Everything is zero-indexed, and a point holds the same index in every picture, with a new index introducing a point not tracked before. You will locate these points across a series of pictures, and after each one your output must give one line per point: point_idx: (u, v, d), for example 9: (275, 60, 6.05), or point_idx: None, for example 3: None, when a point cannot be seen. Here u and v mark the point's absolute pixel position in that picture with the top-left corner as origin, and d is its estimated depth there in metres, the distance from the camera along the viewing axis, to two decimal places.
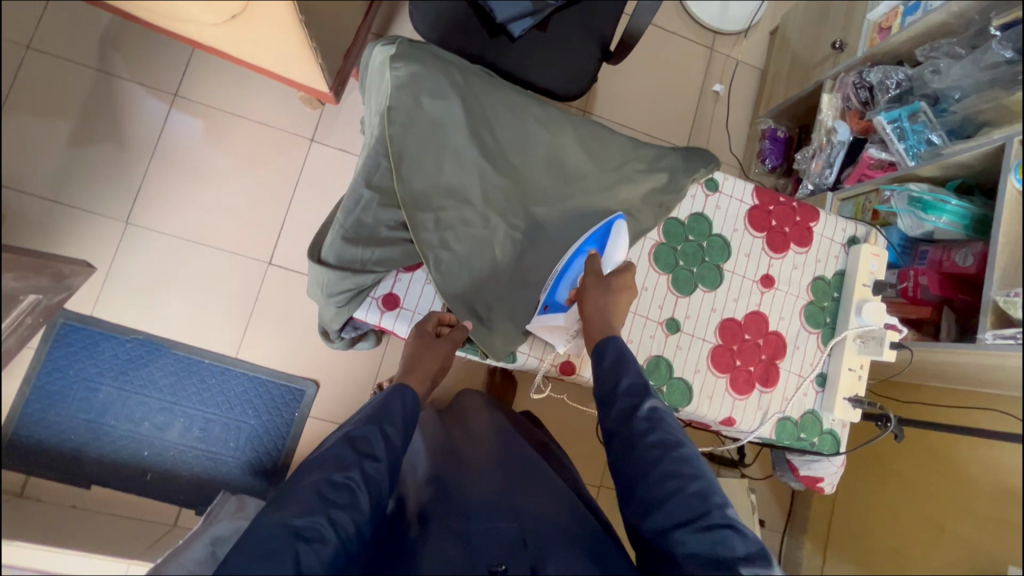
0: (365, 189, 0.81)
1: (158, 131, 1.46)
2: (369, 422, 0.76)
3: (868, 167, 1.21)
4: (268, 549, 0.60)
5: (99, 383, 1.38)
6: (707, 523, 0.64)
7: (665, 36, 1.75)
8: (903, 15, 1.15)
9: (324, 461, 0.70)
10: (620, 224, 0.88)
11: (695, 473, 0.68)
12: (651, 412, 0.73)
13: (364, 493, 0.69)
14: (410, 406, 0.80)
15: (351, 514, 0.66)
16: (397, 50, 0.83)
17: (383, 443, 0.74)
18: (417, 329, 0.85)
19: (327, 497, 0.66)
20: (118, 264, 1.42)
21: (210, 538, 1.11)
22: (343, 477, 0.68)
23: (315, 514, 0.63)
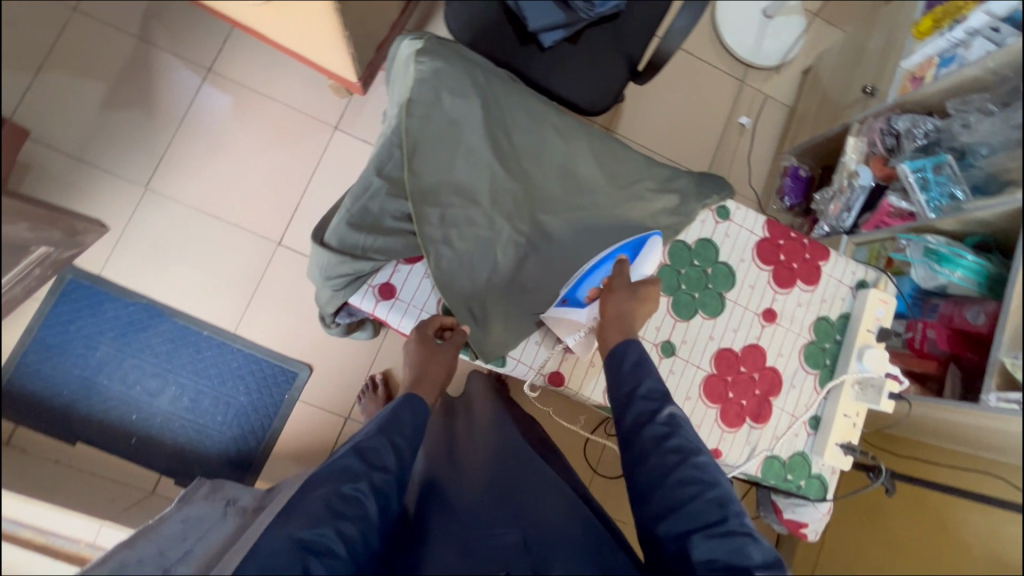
0: (375, 176, 0.83)
1: (188, 103, 1.48)
2: (380, 432, 0.78)
3: (887, 215, 1.18)
4: (276, 561, 0.62)
5: (98, 343, 1.40)
6: (723, 532, 0.64)
7: (696, 63, 1.75)
8: (939, 67, 1.15)
9: (332, 473, 0.73)
10: (656, 239, 0.88)
11: (712, 481, 0.68)
12: (669, 418, 0.73)
13: (373, 504, 0.71)
14: (419, 417, 0.83)
15: (359, 525, 0.69)
16: (424, 45, 0.85)
17: (393, 455, 0.77)
18: (417, 334, 0.86)
19: (337, 509, 0.68)
20: (132, 228, 1.44)
21: (187, 516, 1.05)
22: (352, 488, 0.71)
23: (323, 526, 0.66)
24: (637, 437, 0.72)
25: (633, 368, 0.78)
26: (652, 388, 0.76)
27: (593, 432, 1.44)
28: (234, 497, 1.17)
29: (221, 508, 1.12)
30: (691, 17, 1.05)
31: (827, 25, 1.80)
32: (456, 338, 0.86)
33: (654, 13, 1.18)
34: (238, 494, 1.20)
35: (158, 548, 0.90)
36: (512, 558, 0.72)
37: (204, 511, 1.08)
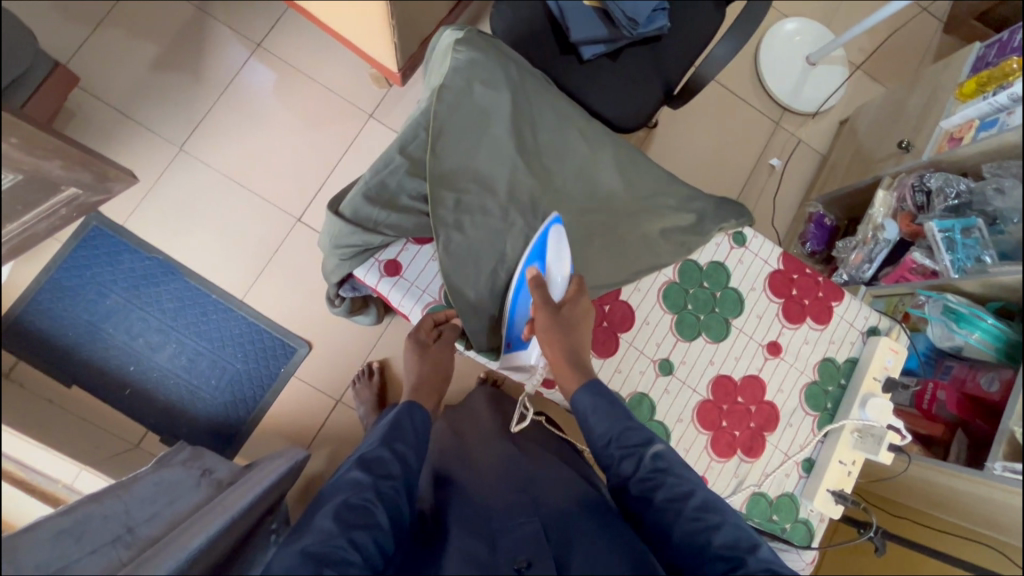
0: (397, 153, 0.84)
1: (233, 73, 1.53)
2: (382, 443, 0.76)
3: (909, 271, 1.16)
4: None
5: (109, 291, 1.43)
6: (747, 572, 0.63)
7: (733, 99, 1.76)
8: (978, 129, 1.14)
9: (340, 488, 0.69)
10: (557, 230, 0.84)
11: (719, 520, 0.67)
12: (656, 463, 0.71)
13: (383, 513, 0.68)
14: (419, 424, 0.82)
15: (371, 532, 0.64)
16: (463, 35, 0.87)
17: (398, 462, 0.75)
18: (413, 340, 0.89)
19: (345, 520, 0.64)
20: (161, 185, 1.48)
21: (158, 479, 1.16)
22: (360, 499, 0.67)
23: (336, 539, 0.62)
24: (635, 494, 0.70)
25: (598, 420, 0.75)
26: (630, 433, 0.74)
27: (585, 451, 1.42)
28: (210, 467, 1.28)
29: (196, 476, 1.22)
30: (732, 45, 1.06)
31: (869, 78, 1.80)
32: (449, 334, 0.89)
33: (695, 41, 1.19)
34: (215, 464, 1.30)
35: (125, 507, 1.03)
36: (534, 548, 0.66)
37: (179, 477, 1.19)
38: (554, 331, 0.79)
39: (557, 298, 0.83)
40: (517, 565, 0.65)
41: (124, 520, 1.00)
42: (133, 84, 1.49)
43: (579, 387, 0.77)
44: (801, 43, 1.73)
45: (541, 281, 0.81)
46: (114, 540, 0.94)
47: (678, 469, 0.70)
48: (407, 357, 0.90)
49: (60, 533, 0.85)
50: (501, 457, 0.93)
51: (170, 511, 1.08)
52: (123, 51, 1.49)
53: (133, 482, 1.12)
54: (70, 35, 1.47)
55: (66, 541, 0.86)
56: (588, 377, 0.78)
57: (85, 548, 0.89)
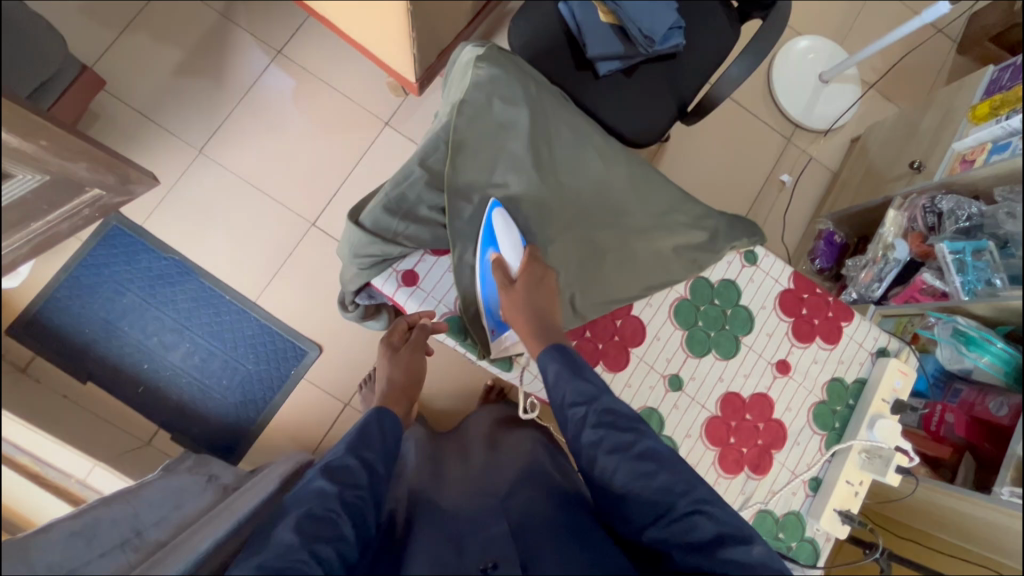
0: (418, 166, 0.86)
1: (253, 79, 1.56)
2: (348, 451, 0.76)
3: (918, 291, 1.16)
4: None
5: (126, 290, 1.45)
6: (676, 515, 0.64)
7: (746, 115, 1.77)
8: (990, 152, 1.15)
9: (304, 498, 0.70)
10: (499, 212, 0.85)
11: (656, 468, 0.67)
12: (601, 415, 0.71)
13: (348, 523, 0.68)
14: (388, 430, 0.82)
15: (335, 545, 0.65)
16: (484, 52, 0.89)
17: (365, 471, 0.75)
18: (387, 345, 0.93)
19: (308, 532, 0.65)
20: (180, 187, 1.51)
21: (166, 487, 1.15)
22: (323, 510, 0.68)
23: (298, 552, 0.62)
24: (579, 446, 0.71)
25: (555, 378, 0.75)
26: (580, 389, 0.73)
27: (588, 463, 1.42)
28: (216, 473, 1.29)
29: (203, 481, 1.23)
30: (746, 65, 1.07)
31: (881, 98, 1.81)
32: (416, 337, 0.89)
33: (710, 59, 1.21)
34: (220, 471, 1.30)
35: (133, 510, 1.03)
36: (503, 550, 0.66)
37: (184, 482, 1.19)
38: (517, 310, 0.80)
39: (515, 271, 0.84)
40: (484, 565, 0.64)
41: (133, 524, 1.01)
42: (157, 87, 1.52)
43: (542, 354, 0.77)
44: (814, 61, 1.74)
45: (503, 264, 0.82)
46: (122, 544, 0.95)
47: (622, 421, 0.70)
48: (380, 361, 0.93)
49: (71, 535, 0.90)
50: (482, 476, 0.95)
51: (177, 515, 1.08)
52: (149, 55, 1.53)
53: (142, 486, 1.12)
54: (98, 39, 1.51)
55: (78, 544, 0.89)
56: (549, 342, 0.78)
57: (95, 551, 0.90)
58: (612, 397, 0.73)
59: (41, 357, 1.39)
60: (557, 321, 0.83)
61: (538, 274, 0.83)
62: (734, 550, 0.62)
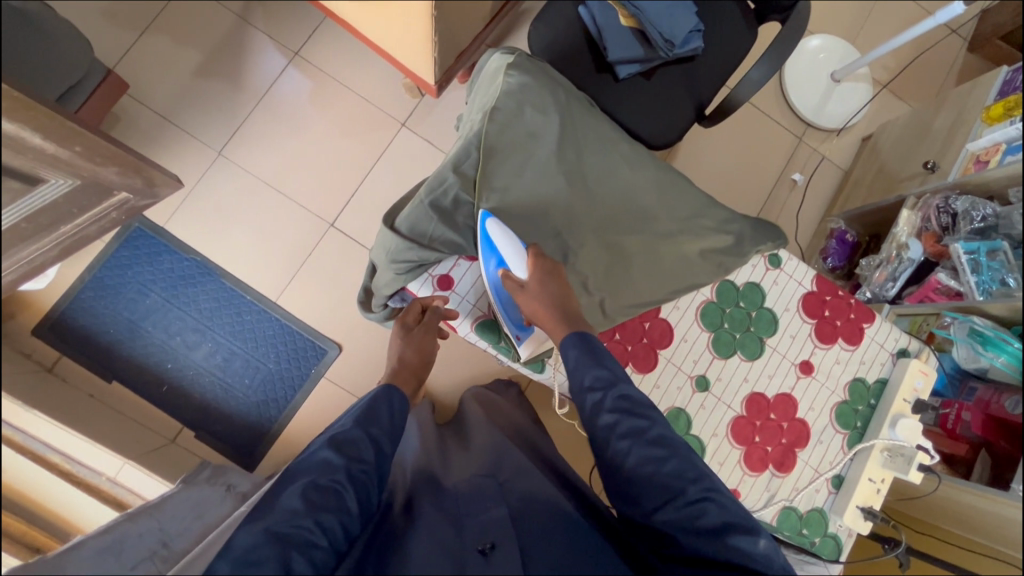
0: (451, 173, 0.88)
1: (270, 81, 1.57)
2: (355, 425, 0.78)
3: (933, 290, 1.17)
4: (249, 558, 0.61)
5: (149, 290, 1.47)
6: (687, 500, 0.65)
7: (759, 115, 1.78)
8: (1004, 153, 1.16)
9: (310, 467, 0.72)
10: (493, 223, 0.84)
11: (668, 454, 0.67)
12: (619, 400, 0.71)
13: (352, 496, 0.70)
14: (396, 408, 0.83)
15: (339, 516, 0.68)
16: (514, 59, 0.92)
17: (371, 448, 0.77)
18: (400, 324, 0.94)
19: (314, 502, 0.67)
20: (200, 188, 1.53)
21: (188, 498, 1.17)
22: (328, 481, 0.70)
23: (302, 520, 0.65)
24: (595, 428, 0.71)
25: (574, 365, 0.75)
26: (599, 375, 0.73)
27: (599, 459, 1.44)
28: (233, 483, 1.30)
29: (222, 492, 1.24)
30: (766, 69, 1.08)
31: (893, 98, 1.82)
32: (433, 319, 0.92)
33: (729, 62, 1.22)
34: (237, 481, 1.31)
35: (158, 523, 1.06)
36: (501, 529, 0.70)
37: (204, 494, 1.21)
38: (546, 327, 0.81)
39: (522, 277, 0.84)
40: (482, 546, 0.68)
41: (161, 535, 1.02)
42: (177, 89, 1.53)
43: (562, 339, 0.78)
44: (826, 61, 1.74)
45: (508, 274, 0.82)
46: (151, 555, 0.95)
47: (639, 406, 0.69)
48: (393, 339, 0.94)
49: (102, 551, 0.89)
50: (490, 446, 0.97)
51: (201, 524, 1.09)
52: (168, 58, 1.54)
53: (164, 500, 1.14)
54: (119, 40, 1.52)
55: (110, 559, 0.88)
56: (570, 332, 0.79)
57: (127, 565, 0.89)
58: (628, 383, 0.73)
59: (67, 357, 1.42)
60: (576, 309, 0.84)
61: (548, 268, 0.84)
62: (739, 540, 0.63)
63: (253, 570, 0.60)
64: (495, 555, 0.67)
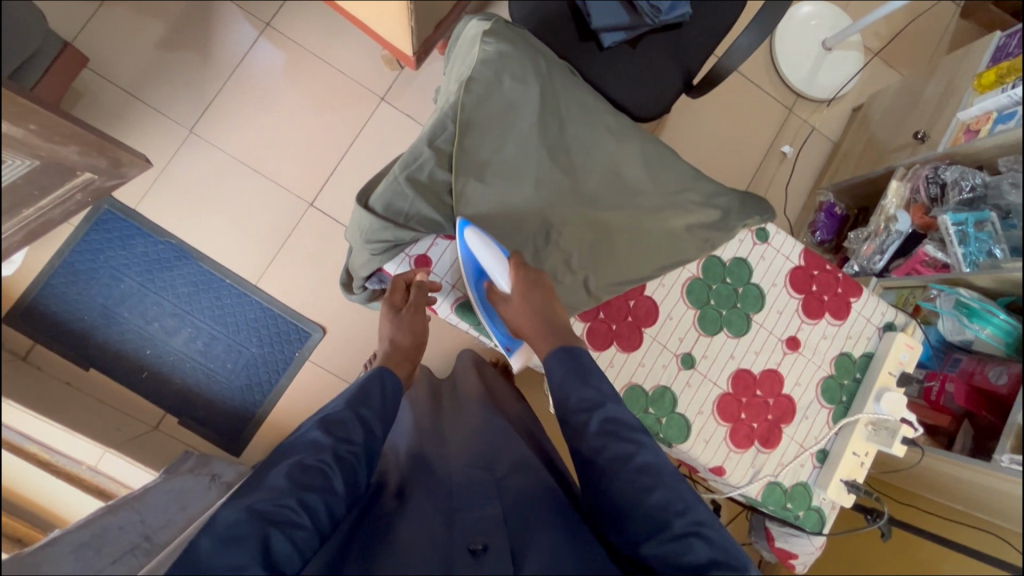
0: (427, 147, 0.85)
1: (242, 53, 1.50)
2: (346, 405, 0.76)
3: (921, 263, 1.18)
4: (232, 533, 0.58)
5: (123, 275, 1.43)
6: (671, 536, 0.61)
7: (749, 84, 1.74)
8: (995, 122, 1.14)
9: (299, 447, 0.70)
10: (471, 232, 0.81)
11: (654, 484, 0.64)
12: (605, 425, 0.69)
13: (339, 479, 0.67)
14: (389, 389, 0.81)
15: (324, 496, 0.65)
16: (490, 26, 0.88)
17: (360, 428, 0.74)
18: (391, 304, 0.87)
19: (298, 482, 0.64)
20: (172, 167, 1.47)
21: (175, 488, 1.13)
22: (315, 460, 0.67)
23: (284, 499, 0.62)
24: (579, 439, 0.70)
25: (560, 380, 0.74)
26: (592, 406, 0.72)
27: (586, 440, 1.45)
28: (217, 471, 1.22)
29: (206, 481, 1.18)
30: (755, 36, 1.05)
31: (885, 66, 1.78)
32: (416, 296, 0.86)
33: (719, 28, 1.17)
34: (223, 470, 1.24)
35: (139, 517, 1.04)
36: (495, 531, 0.67)
37: (187, 484, 1.15)
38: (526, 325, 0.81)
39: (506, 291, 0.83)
40: (473, 546, 0.64)
41: (140, 529, 1.02)
42: (142, 63, 1.46)
43: (553, 355, 0.77)
44: (817, 27, 1.69)
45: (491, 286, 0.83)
46: (133, 548, 0.98)
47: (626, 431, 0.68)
48: (385, 321, 0.87)
49: (81, 546, 0.93)
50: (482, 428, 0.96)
51: (183, 517, 1.08)
52: (129, 29, 1.46)
53: (144, 491, 1.10)
54: (75, 12, 1.43)
55: (88, 553, 0.92)
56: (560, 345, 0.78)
57: (108, 558, 0.94)
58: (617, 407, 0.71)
59: (41, 344, 1.38)
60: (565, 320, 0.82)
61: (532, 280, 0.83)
62: None
63: (236, 547, 0.56)
64: (486, 556, 0.63)
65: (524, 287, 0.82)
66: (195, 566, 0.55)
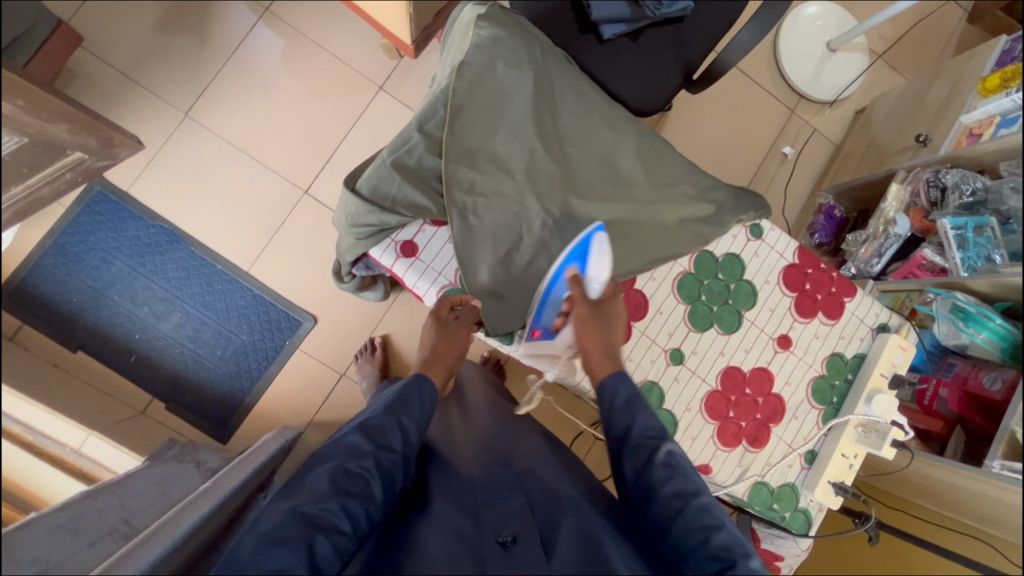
0: (416, 131, 0.84)
1: (241, 38, 1.48)
2: (387, 412, 0.74)
3: (918, 267, 1.15)
4: (276, 535, 0.58)
5: (113, 258, 1.42)
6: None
7: (751, 83, 1.73)
8: (998, 126, 1.12)
9: (339, 451, 0.69)
10: (601, 237, 0.85)
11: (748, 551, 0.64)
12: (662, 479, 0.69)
13: (378, 484, 0.67)
14: (427, 399, 0.78)
15: (364, 504, 0.65)
16: (485, 11, 0.87)
17: (399, 434, 0.73)
18: (433, 317, 0.84)
19: (340, 486, 0.64)
20: (167, 150, 1.45)
21: (156, 478, 1.17)
22: (356, 467, 0.67)
23: (327, 503, 0.62)
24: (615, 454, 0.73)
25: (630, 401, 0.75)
26: (625, 417, 0.74)
27: (579, 436, 1.44)
28: (202, 459, 1.31)
29: (191, 469, 1.26)
30: (756, 31, 1.03)
31: (889, 68, 1.76)
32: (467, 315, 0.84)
33: (719, 24, 1.15)
34: (207, 457, 1.33)
35: (120, 501, 1.04)
36: (522, 523, 0.69)
37: (171, 471, 1.22)
38: (595, 328, 0.82)
39: (591, 295, 0.85)
40: (503, 539, 0.67)
41: (120, 513, 1.02)
42: (138, 44, 1.45)
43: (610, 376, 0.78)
44: (822, 28, 1.68)
45: (580, 283, 0.84)
46: (112, 532, 0.97)
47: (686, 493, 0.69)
48: (426, 334, 0.84)
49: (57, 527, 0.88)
50: (494, 429, 0.95)
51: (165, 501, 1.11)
52: (126, 10, 1.44)
53: (126, 479, 1.11)
54: None
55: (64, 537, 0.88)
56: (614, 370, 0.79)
57: (85, 541, 0.90)
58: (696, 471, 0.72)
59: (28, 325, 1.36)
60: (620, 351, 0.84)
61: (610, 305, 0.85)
62: None
63: (279, 547, 0.56)
64: (515, 547, 0.65)
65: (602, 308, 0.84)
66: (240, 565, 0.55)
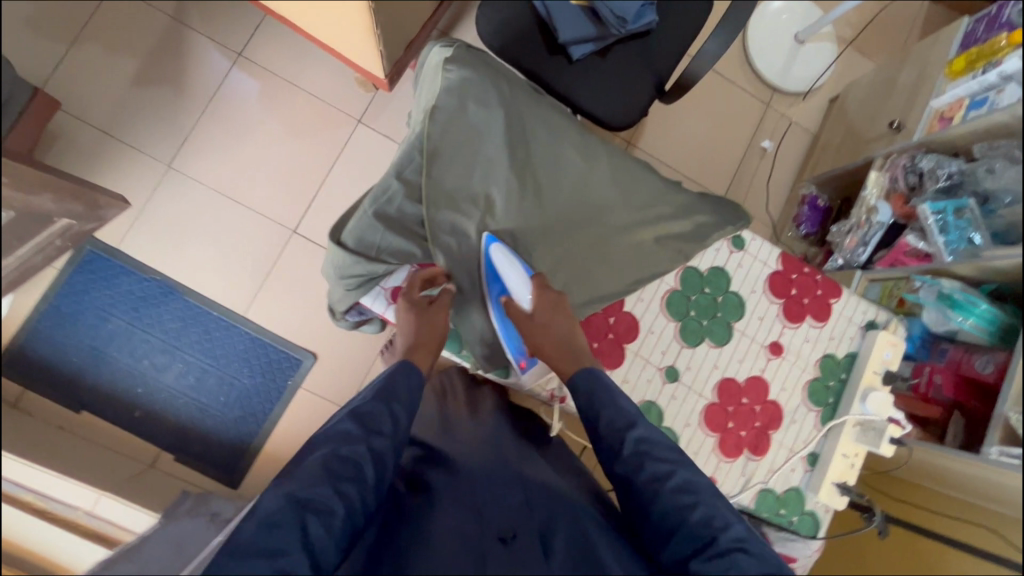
0: (395, 180, 0.86)
1: (216, 85, 1.50)
2: (376, 398, 0.76)
3: (902, 253, 1.16)
4: (272, 518, 0.61)
5: (110, 315, 1.42)
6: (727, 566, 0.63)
7: (724, 83, 1.75)
8: (968, 109, 1.14)
9: (330, 435, 0.71)
10: (495, 247, 0.87)
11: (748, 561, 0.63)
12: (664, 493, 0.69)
13: (370, 468, 0.69)
14: (414, 386, 0.81)
15: (357, 486, 0.66)
16: (453, 53, 0.88)
17: (390, 419, 0.75)
18: (407, 301, 0.87)
19: (333, 470, 0.66)
20: (152, 204, 1.47)
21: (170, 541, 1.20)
22: (349, 451, 0.69)
23: (321, 486, 0.64)
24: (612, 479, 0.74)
25: (588, 405, 0.78)
26: (617, 413, 0.76)
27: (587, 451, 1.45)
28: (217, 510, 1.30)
29: (205, 522, 1.26)
30: (721, 41, 1.05)
31: (857, 56, 1.79)
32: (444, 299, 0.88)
33: (684, 35, 1.17)
34: (222, 506, 1.31)
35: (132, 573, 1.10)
36: (523, 524, 0.71)
37: (186, 528, 1.23)
38: (539, 333, 0.85)
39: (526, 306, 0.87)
40: (503, 536, 0.69)
41: None
42: (115, 101, 1.46)
43: (576, 379, 0.81)
44: (788, 22, 1.70)
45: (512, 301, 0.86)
46: None
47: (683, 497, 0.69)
48: (402, 318, 0.86)
49: None
50: None
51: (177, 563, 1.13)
52: (103, 68, 1.46)
53: (141, 543, 1.18)
54: (46, 55, 1.43)
55: None
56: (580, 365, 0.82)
57: None
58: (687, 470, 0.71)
59: (31, 390, 1.38)
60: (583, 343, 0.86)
61: (552, 301, 0.88)
62: None
63: (274, 529, 0.59)
64: (517, 547, 0.67)
65: (543, 306, 0.87)
66: (236, 545, 0.58)
